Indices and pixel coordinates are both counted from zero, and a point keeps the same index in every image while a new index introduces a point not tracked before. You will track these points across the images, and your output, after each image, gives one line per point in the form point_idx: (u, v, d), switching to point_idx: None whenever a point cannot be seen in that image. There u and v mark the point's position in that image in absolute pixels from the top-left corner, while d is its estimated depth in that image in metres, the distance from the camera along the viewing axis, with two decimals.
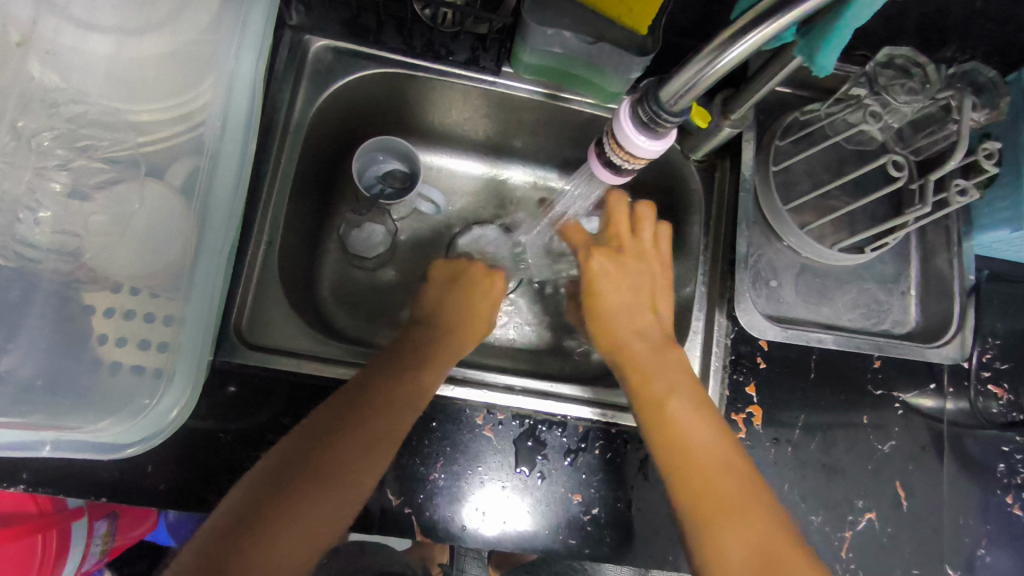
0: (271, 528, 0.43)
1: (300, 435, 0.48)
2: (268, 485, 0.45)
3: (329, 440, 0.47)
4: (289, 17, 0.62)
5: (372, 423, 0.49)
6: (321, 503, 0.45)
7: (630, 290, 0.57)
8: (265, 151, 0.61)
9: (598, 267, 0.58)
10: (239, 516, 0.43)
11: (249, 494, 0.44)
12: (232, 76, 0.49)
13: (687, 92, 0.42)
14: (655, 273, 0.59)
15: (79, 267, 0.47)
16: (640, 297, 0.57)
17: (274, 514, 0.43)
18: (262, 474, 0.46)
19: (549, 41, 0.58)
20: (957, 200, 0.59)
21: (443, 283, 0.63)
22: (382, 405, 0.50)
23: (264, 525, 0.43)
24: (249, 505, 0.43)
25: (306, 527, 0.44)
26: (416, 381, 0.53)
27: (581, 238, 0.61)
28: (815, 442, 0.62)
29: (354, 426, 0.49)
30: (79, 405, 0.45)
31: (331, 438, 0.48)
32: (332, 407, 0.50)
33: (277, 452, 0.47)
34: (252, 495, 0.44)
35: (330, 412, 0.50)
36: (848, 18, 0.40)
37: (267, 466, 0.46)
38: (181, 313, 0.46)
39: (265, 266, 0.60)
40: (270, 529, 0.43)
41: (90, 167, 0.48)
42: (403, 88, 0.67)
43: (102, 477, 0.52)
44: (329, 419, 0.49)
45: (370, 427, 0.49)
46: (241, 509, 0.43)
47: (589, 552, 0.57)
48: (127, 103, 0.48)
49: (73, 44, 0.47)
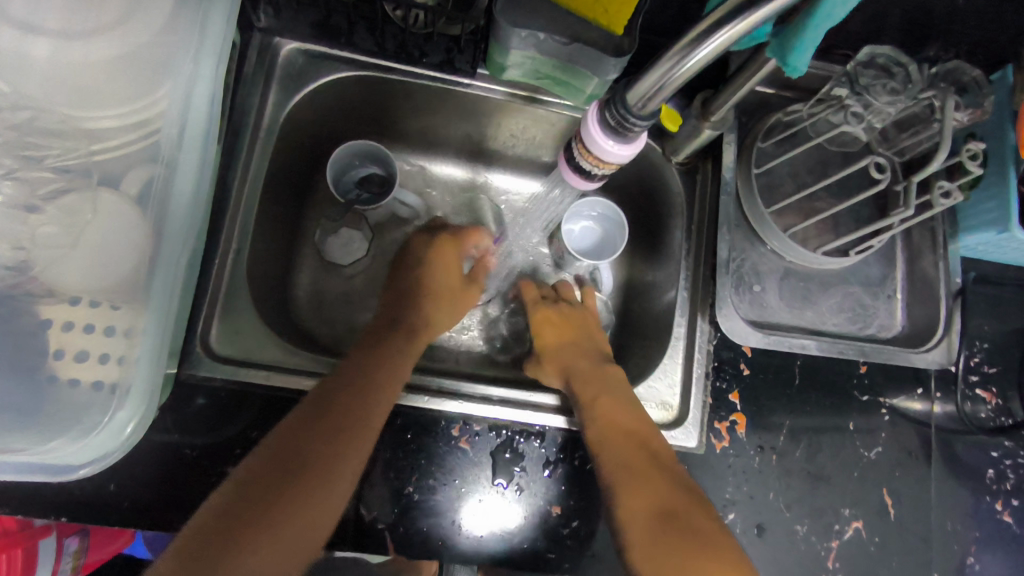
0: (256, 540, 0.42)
1: (279, 443, 0.47)
2: (247, 494, 0.44)
3: (310, 447, 0.47)
4: (256, 19, 0.60)
5: (353, 429, 0.49)
6: (305, 512, 0.45)
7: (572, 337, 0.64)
8: (233, 156, 0.59)
9: (544, 317, 0.66)
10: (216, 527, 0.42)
11: (228, 504, 0.43)
12: (189, 82, 0.47)
13: (655, 94, 0.40)
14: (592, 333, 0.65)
15: (30, 280, 0.45)
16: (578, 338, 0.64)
17: (253, 530, 0.42)
18: (238, 484, 0.45)
19: (524, 43, 0.56)
20: (941, 202, 0.57)
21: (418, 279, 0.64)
22: (365, 409, 0.51)
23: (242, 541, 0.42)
24: (228, 516, 0.43)
25: (286, 538, 0.43)
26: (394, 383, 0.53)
27: (533, 295, 0.68)
28: (800, 450, 0.60)
29: (334, 431, 0.48)
30: (29, 425, 0.43)
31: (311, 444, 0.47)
32: (307, 415, 0.49)
33: (254, 461, 0.47)
34: (231, 505, 0.43)
35: (306, 416, 0.49)
36: (819, 19, 0.38)
37: (244, 476, 0.45)
38: (140, 326, 0.44)
39: (234, 274, 0.58)
40: (251, 542, 0.42)
41: (41, 177, 0.47)
42: (379, 92, 0.66)
43: (62, 496, 0.50)
44: (308, 424, 0.48)
45: (350, 429, 0.49)
46: (221, 519, 0.43)
47: (569, 566, 0.56)
48: (75, 108, 0.46)
49: (12, 47, 0.44)
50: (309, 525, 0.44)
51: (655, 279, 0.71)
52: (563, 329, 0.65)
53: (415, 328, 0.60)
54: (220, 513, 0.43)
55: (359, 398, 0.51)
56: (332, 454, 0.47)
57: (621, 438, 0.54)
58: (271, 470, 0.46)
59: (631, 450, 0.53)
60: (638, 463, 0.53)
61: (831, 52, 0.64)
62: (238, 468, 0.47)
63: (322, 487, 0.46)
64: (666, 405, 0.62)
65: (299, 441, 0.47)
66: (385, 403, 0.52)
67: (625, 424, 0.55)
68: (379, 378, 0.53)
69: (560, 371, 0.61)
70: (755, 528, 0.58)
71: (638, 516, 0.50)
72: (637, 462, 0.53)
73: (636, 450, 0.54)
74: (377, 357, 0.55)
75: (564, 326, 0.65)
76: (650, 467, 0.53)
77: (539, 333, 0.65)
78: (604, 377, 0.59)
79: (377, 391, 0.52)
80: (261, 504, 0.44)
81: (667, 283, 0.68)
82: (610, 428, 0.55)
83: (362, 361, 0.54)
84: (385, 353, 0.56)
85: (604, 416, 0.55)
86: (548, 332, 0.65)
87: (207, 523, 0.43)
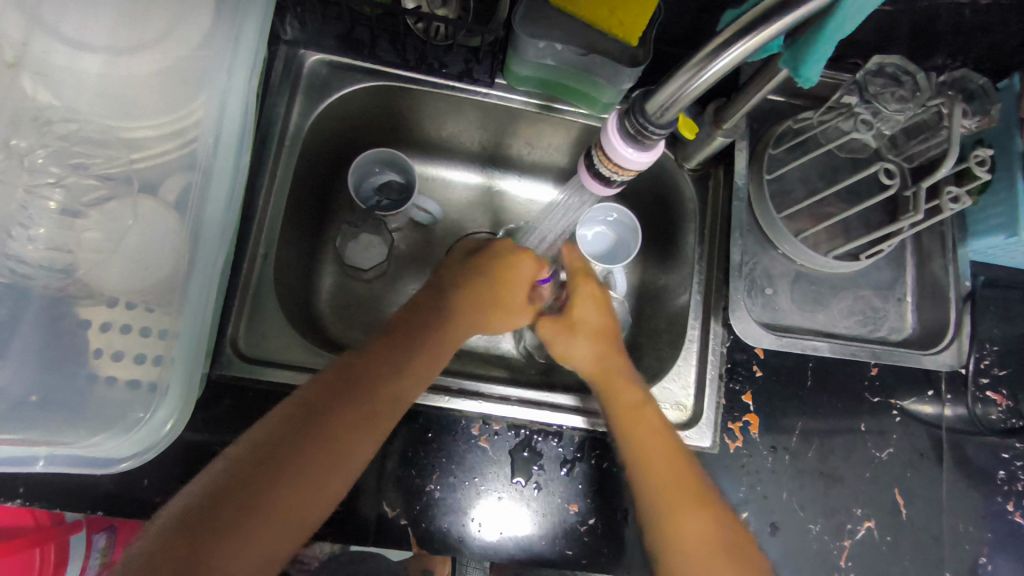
0: (229, 538, 0.39)
1: (262, 439, 0.44)
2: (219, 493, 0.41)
3: (321, 426, 0.45)
4: (283, 32, 0.62)
5: (342, 431, 0.45)
6: (309, 493, 0.43)
7: (596, 315, 0.61)
8: (260, 164, 0.61)
9: (586, 292, 0.61)
10: (219, 494, 0.40)
11: (230, 475, 0.42)
12: (224, 93, 0.49)
13: (674, 104, 0.42)
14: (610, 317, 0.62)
15: (75, 283, 0.47)
16: (605, 320, 0.61)
17: (255, 501, 0.41)
18: (234, 460, 0.43)
19: (541, 53, 0.59)
20: (949, 206, 0.58)
21: (463, 257, 0.62)
22: (361, 413, 0.47)
23: (243, 512, 0.40)
24: (198, 514, 0.39)
25: (287, 514, 0.41)
26: (395, 388, 0.49)
27: (576, 264, 0.62)
28: (813, 450, 0.62)
29: (320, 433, 0.45)
30: (72, 421, 0.45)
31: (298, 444, 0.44)
32: (332, 392, 0.47)
33: (259, 434, 0.44)
34: (202, 502, 0.40)
35: (294, 415, 0.45)
36: (829, 34, 0.40)
37: (217, 472, 0.42)
38: (175, 328, 0.46)
39: (261, 277, 0.60)
40: (250, 517, 0.40)
41: (84, 185, 0.49)
42: (397, 101, 0.68)
43: (97, 492, 0.52)
44: (295, 423, 0.45)
45: (366, 409, 0.47)
46: (189, 517, 0.39)
47: (586, 563, 0.57)
48: (119, 120, 0.49)
49: (65, 63, 0.47)
50: (282, 531, 0.41)
51: (667, 283, 0.72)
52: (601, 307, 0.61)
53: (433, 322, 0.55)
54: (190, 510, 0.40)
55: (354, 399, 0.47)
56: (344, 435, 0.45)
57: (639, 439, 0.53)
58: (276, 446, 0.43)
59: (664, 451, 0.52)
60: (658, 466, 0.52)
61: (843, 60, 0.67)
62: (236, 444, 0.44)
63: (330, 467, 0.44)
64: (680, 407, 0.63)
65: (283, 440, 0.44)
66: (385, 408, 0.48)
67: (647, 424, 0.54)
68: (404, 362, 0.51)
69: (585, 349, 0.59)
70: (769, 526, 0.59)
71: (662, 514, 0.50)
72: (653, 465, 0.52)
73: (660, 456, 0.52)
74: (381, 357, 0.50)
75: (603, 305, 0.62)
76: (678, 468, 0.52)
77: (575, 303, 0.61)
78: (628, 375, 0.58)
79: (397, 376, 0.50)
80: (247, 492, 0.41)
81: (680, 287, 0.70)
82: (629, 429, 0.54)
83: (364, 359, 0.50)
84: (389, 349, 0.51)
85: (624, 418, 0.54)
86: (586, 307, 0.61)
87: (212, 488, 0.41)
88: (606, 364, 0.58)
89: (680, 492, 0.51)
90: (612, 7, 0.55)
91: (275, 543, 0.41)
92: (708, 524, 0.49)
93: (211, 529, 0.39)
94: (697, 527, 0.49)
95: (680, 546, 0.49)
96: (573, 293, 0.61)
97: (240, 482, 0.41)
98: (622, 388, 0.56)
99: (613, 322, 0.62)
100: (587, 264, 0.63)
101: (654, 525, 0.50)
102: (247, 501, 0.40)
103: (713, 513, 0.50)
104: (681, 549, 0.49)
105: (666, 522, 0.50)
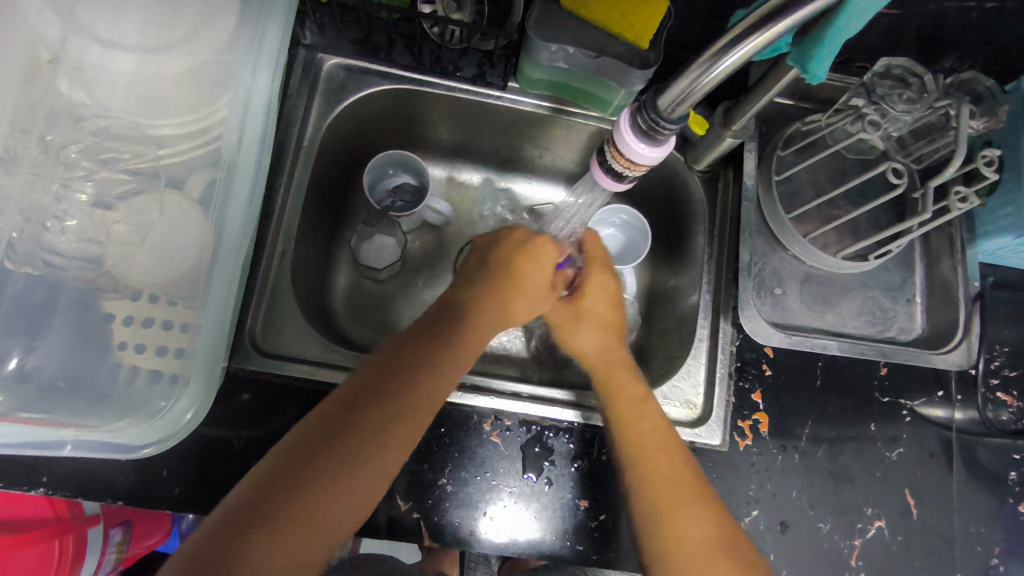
0: (258, 541, 0.39)
1: (296, 441, 0.45)
2: (254, 495, 0.41)
3: (343, 429, 0.45)
4: (303, 36, 0.64)
5: (372, 432, 0.46)
6: (337, 495, 0.43)
7: (604, 302, 0.63)
8: (279, 164, 0.63)
9: (599, 284, 0.64)
10: (250, 501, 0.41)
11: (262, 482, 0.43)
12: (247, 93, 0.51)
13: (683, 100, 0.43)
14: (616, 314, 0.64)
15: (103, 274, 0.49)
16: (613, 315, 0.63)
17: (283, 505, 0.41)
18: (268, 467, 0.44)
19: (553, 56, 0.60)
20: (957, 206, 0.59)
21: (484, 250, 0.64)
22: (392, 406, 0.48)
23: (273, 517, 0.40)
24: (236, 515, 0.40)
25: (313, 517, 0.42)
26: (417, 387, 0.49)
27: (599, 254, 0.65)
28: (823, 450, 0.62)
29: (346, 433, 0.45)
30: (97, 407, 0.47)
31: (330, 441, 0.45)
32: (357, 395, 0.48)
33: (291, 441, 0.45)
34: (242, 501, 0.41)
35: (324, 414, 0.47)
36: (834, 33, 0.42)
37: (260, 473, 0.44)
38: (197, 321, 0.47)
39: (279, 275, 0.61)
40: (278, 520, 0.40)
41: (113, 178, 0.51)
42: (413, 104, 0.70)
43: (119, 482, 0.53)
44: (332, 421, 0.46)
45: (392, 409, 0.47)
46: (232, 517, 0.40)
47: (596, 558, 0.58)
48: (147, 118, 0.51)
49: (97, 62, 0.49)
50: (316, 532, 0.41)
51: (677, 284, 0.73)
52: (612, 301, 0.64)
53: (457, 320, 0.56)
54: (226, 514, 0.41)
55: (385, 395, 0.48)
56: (368, 439, 0.45)
57: (639, 431, 0.54)
58: (305, 451, 0.44)
59: (668, 454, 0.53)
60: (655, 459, 0.52)
61: (851, 64, 0.67)
62: (271, 452, 0.45)
63: (359, 468, 0.44)
64: (690, 405, 0.64)
65: (311, 442, 0.45)
66: (417, 401, 0.49)
67: (647, 417, 0.55)
68: (426, 360, 0.51)
69: (590, 339, 0.62)
70: (779, 525, 0.59)
71: (651, 517, 0.50)
72: (652, 460, 0.52)
73: (662, 456, 0.53)
74: (412, 353, 0.51)
75: (615, 300, 0.64)
76: (675, 462, 0.52)
77: (584, 294, 0.63)
78: (629, 370, 0.59)
79: (418, 374, 0.50)
80: (276, 496, 0.41)
81: (689, 288, 0.71)
82: (634, 422, 0.55)
83: (393, 356, 0.51)
84: (419, 346, 0.52)
85: (624, 410, 0.56)
86: (596, 300, 0.63)
87: (244, 495, 0.42)
88: (608, 358, 0.60)
89: (675, 488, 0.51)
90: (623, 11, 0.56)
91: (314, 540, 0.41)
92: (704, 523, 0.49)
93: (240, 534, 0.39)
94: (691, 526, 0.49)
95: (673, 540, 0.49)
96: (585, 282, 0.64)
97: (271, 487, 0.42)
98: (623, 382, 0.58)
99: (620, 319, 0.64)
100: (607, 256, 0.66)
101: (647, 525, 0.50)
102: (275, 507, 0.41)
103: (710, 512, 0.50)
104: (675, 544, 0.48)
105: (661, 522, 0.50)
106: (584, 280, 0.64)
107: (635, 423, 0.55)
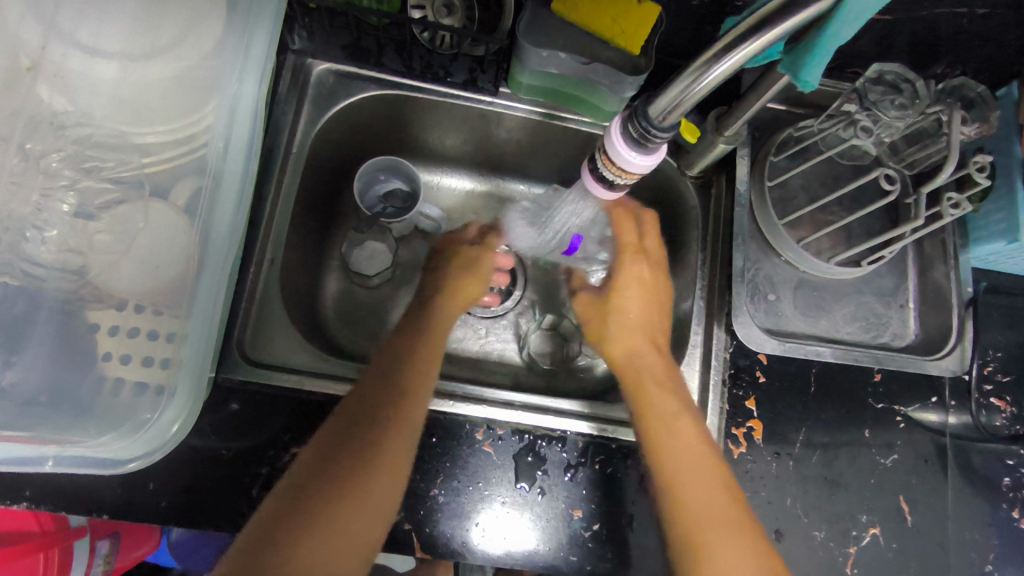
0: (280, 552, 0.42)
1: (307, 458, 0.47)
2: (274, 512, 0.44)
3: (347, 440, 0.48)
4: (291, 42, 0.64)
5: (374, 439, 0.48)
6: (350, 504, 0.45)
7: (638, 300, 0.61)
8: (267, 171, 0.62)
9: (629, 276, 0.62)
10: (270, 518, 0.43)
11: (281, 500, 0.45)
12: (234, 99, 0.50)
13: (676, 108, 0.42)
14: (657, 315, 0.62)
15: (86, 284, 0.48)
16: (649, 313, 0.61)
17: (298, 518, 0.43)
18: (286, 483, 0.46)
19: (544, 62, 0.59)
20: (949, 213, 0.59)
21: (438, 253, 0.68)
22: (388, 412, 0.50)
23: (290, 531, 0.43)
24: (258, 532, 0.43)
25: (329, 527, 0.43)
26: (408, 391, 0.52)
27: (627, 234, 0.63)
28: (817, 456, 0.61)
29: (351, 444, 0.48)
30: (80, 421, 0.46)
31: (340, 451, 0.47)
32: (356, 406, 0.50)
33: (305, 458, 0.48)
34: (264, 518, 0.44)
35: (335, 425, 0.49)
36: (827, 38, 0.41)
37: (280, 491, 0.46)
38: (184, 330, 0.46)
39: (268, 283, 0.61)
40: (296, 532, 0.42)
41: (97, 187, 0.50)
42: (404, 110, 0.69)
43: (105, 495, 0.52)
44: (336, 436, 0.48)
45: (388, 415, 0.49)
46: (257, 533, 0.43)
47: (590, 569, 0.57)
48: (132, 125, 0.50)
49: (80, 68, 0.49)
50: (338, 537, 0.43)
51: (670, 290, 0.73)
52: (645, 297, 0.61)
53: (434, 324, 0.59)
54: (256, 527, 0.43)
55: (380, 403, 0.50)
56: (370, 446, 0.47)
57: (664, 437, 0.54)
58: (316, 465, 0.46)
59: (695, 454, 0.53)
60: (681, 464, 0.52)
61: (843, 70, 0.68)
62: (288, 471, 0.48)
63: (366, 475, 0.46)
64: None
65: (319, 457, 0.47)
66: (411, 404, 0.51)
67: (681, 421, 0.54)
68: (411, 366, 0.54)
69: (619, 339, 0.60)
70: (774, 533, 0.58)
71: (683, 522, 0.51)
72: (681, 464, 0.52)
73: (691, 459, 0.52)
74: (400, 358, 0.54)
75: (647, 289, 0.62)
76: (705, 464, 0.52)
77: (615, 290, 0.62)
78: (659, 377, 0.57)
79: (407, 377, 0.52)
80: (291, 510, 0.44)
81: (683, 294, 0.70)
82: (659, 427, 0.55)
83: (384, 365, 0.53)
84: (405, 352, 0.55)
85: (650, 417, 0.55)
86: (630, 292, 0.61)
87: (265, 513, 0.44)
88: (636, 361, 0.59)
89: (704, 497, 0.51)
90: (614, 17, 0.57)
91: (335, 548, 0.43)
92: (734, 529, 0.50)
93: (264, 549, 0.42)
94: (725, 532, 0.49)
95: (698, 540, 0.49)
96: (614, 277, 0.63)
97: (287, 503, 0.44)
98: (649, 387, 0.57)
99: (657, 318, 0.61)
100: (639, 237, 0.63)
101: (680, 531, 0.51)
102: (293, 520, 0.43)
103: (736, 516, 0.50)
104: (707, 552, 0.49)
105: (690, 530, 0.50)
106: (616, 275, 0.62)
107: (661, 427, 0.54)
